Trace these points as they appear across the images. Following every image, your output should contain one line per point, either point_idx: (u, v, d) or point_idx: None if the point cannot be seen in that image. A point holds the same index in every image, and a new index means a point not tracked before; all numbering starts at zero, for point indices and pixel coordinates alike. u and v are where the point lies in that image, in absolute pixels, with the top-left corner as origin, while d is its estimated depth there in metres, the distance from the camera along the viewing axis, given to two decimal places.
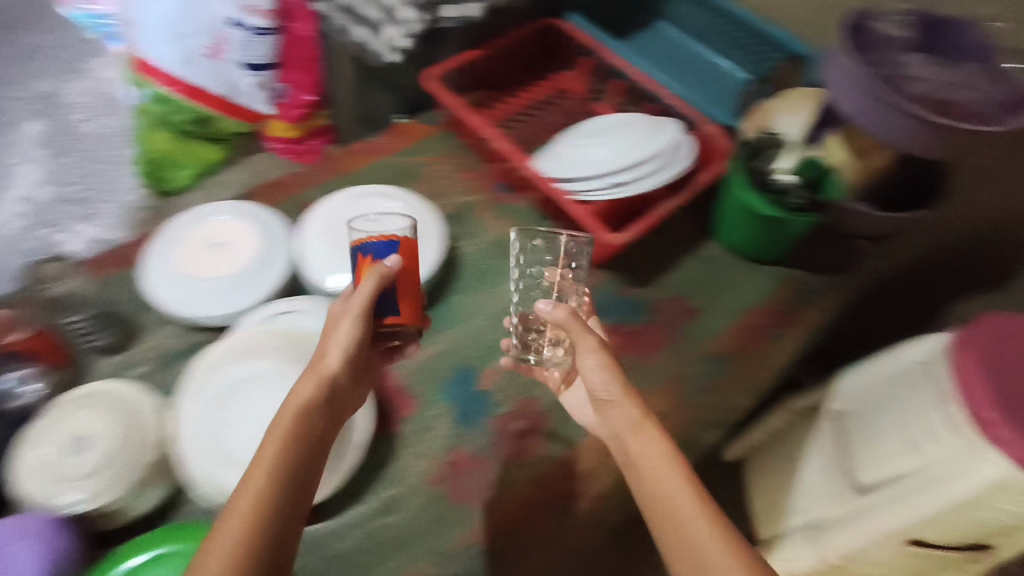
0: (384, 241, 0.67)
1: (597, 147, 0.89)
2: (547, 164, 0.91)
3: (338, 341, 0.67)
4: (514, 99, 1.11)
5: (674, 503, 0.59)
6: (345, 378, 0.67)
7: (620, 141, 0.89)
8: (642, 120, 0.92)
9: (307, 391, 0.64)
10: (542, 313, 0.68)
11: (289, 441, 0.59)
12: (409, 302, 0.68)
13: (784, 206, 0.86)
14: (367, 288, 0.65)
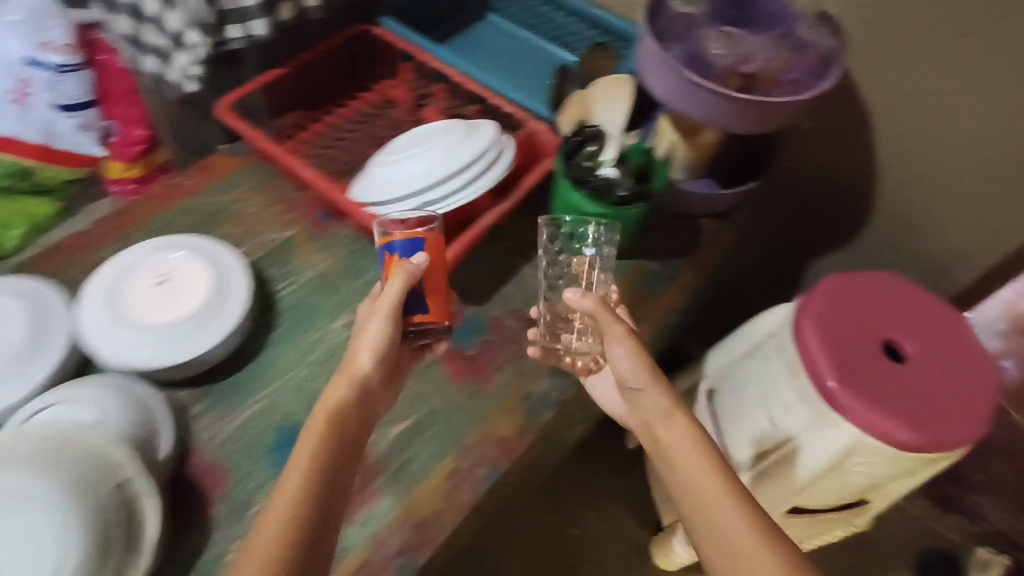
0: (409, 241, 0.67)
1: (413, 163, 0.83)
2: (362, 188, 0.84)
3: (367, 345, 0.67)
4: (335, 114, 1.03)
5: (700, 485, 0.61)
6: (376, 377, 0.68)
7: (436, 153, 0.83)
8: (458, 125, 0.86)
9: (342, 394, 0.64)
10: (413, 304, 0.68)
11: (322, 444, 0.59)
12: (438, 300, 0.69)
13: (613, 197, 0.81)
14: (394, 287, 0.66)
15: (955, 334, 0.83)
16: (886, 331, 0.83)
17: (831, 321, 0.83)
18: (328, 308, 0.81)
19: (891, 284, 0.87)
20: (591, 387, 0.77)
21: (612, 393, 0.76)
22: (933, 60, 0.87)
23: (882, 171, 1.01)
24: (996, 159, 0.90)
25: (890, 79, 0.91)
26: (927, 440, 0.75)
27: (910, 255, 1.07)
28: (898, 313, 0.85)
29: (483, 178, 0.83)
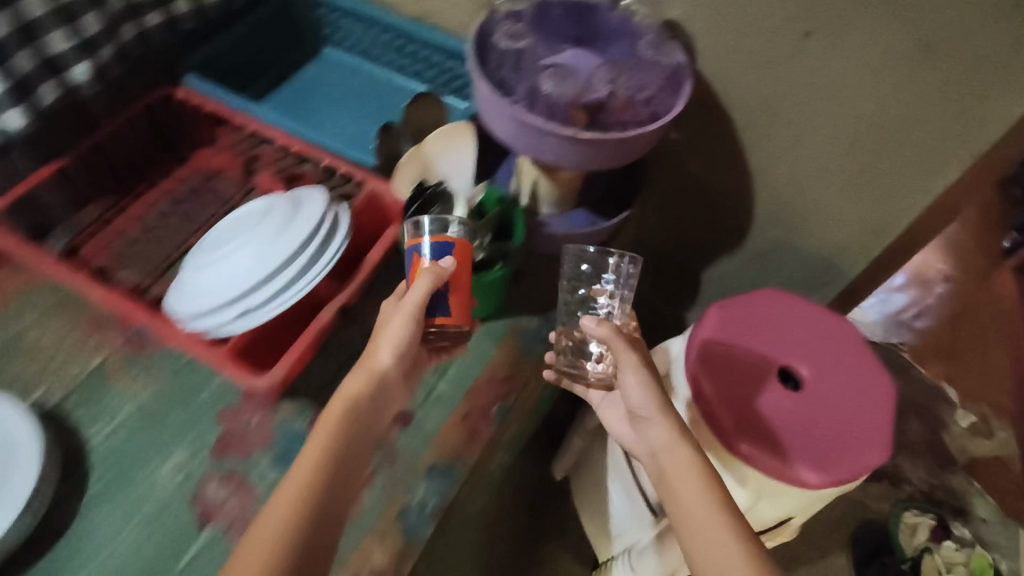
0: (437, 243, 0.65)
1: (236, 260, 0.71)
2: (174, 299, 0.71)
3: (389, 340, 0.65)
4: (147, 195, 0.88)
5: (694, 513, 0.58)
6: (394, 373, 0.66)
7: (258, 239, 0.72)
8: (266, 205, 0.77)
9: (363, 392, 0.63)
10: (437, 307, 0.66)
11: (330, 438, 0.59)
12: (462, 304, 0.67)
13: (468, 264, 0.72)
14: (421, 287, 0.63)
15: (849, 348, 0.80)
16: (778, 358, 0.79)
17: (718, 357, 0.79)
18: (154, 447, 0.69)
19: (780, 302, 0.84)
20: (602, 410, 0.76)
21: (622, 419, 0.74)
22: (785, 61, 0.81)
23: (753, 175, 0.96)
24: (861, 155, 0.85)
25: (748, 84, 0.85)
26: (829, 477, 0.71)
27: (794, 256, 1.04)
28: (789, 335, 0.81)
29: (317, 261, 0.72)
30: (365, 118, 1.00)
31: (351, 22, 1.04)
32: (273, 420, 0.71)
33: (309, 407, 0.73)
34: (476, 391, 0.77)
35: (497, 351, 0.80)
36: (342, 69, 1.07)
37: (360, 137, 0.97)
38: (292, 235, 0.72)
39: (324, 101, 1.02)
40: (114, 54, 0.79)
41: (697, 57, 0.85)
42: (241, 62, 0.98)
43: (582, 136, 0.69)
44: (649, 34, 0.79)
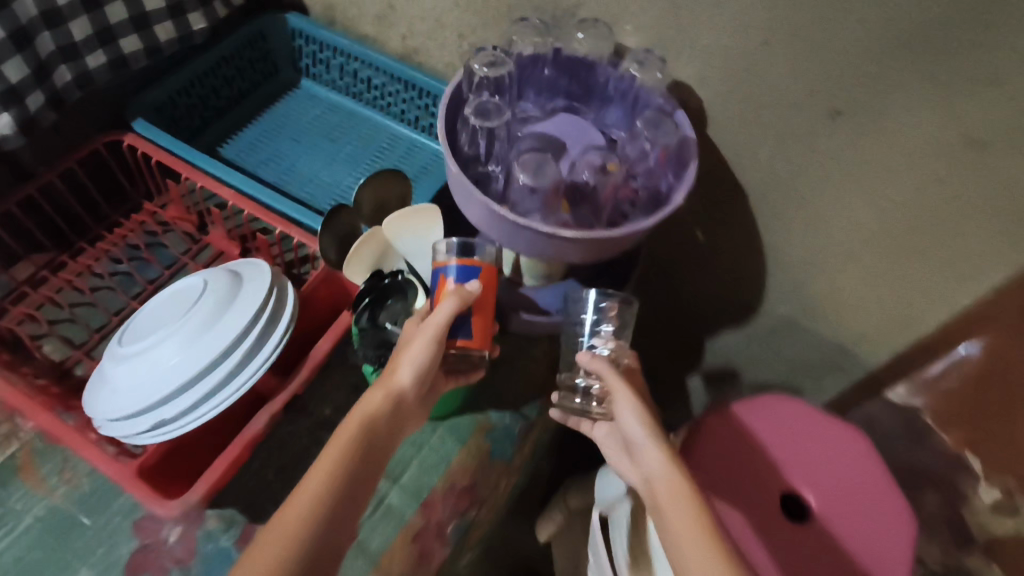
0: (464, 265, 0.59)
1: (165, 355, 0.62)
2: (90, 396, 0.62)
3: (410, 355, 0.57)
4: (87, 250, 0.78)
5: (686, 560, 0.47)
6: (414, 394, 0.57)
7: (189, 327, 0.63)
8: (201, 282, 0.68)
9: (384, 408, 0.55)
10: (460, 329, 0.59)
11: (336, 469, 0.50)
12: (484, 326, 0.61)
13: None
14: (446, 310, 0.57)
15: (871, 487, 0.71)
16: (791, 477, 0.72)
17: (726, 462, 0.73)
18: (62, 558, 0.63)
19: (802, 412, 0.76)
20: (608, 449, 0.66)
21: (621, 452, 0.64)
22: (809, 138, 0.69)
23: (766, 252, 0.84)
24: (890, 246, 0.74)
25: (765, 157, 0.74)
26: None
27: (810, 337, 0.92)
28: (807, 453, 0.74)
29: (254, 356, 0.63)
30: (335, 165, 0.91)
31: (330, 57, 0.94)
32: (198, 532, 0.64)
33: (241, 518, 0.66)
34: (430, 504, 0.68)
35: (458, 455, 0.71)
36: (317, 107, 0.97)
37: (327, 189, 0.88)
38: (228, 321, 0.63)
39: (292, 143, 0.92)
40: (45, 102, 0.70)
41: (708, 124, 0.74)
42: (203, 100, 0.89)
43: (562, 232, 0.59)
44: (654, 101, 0.68)
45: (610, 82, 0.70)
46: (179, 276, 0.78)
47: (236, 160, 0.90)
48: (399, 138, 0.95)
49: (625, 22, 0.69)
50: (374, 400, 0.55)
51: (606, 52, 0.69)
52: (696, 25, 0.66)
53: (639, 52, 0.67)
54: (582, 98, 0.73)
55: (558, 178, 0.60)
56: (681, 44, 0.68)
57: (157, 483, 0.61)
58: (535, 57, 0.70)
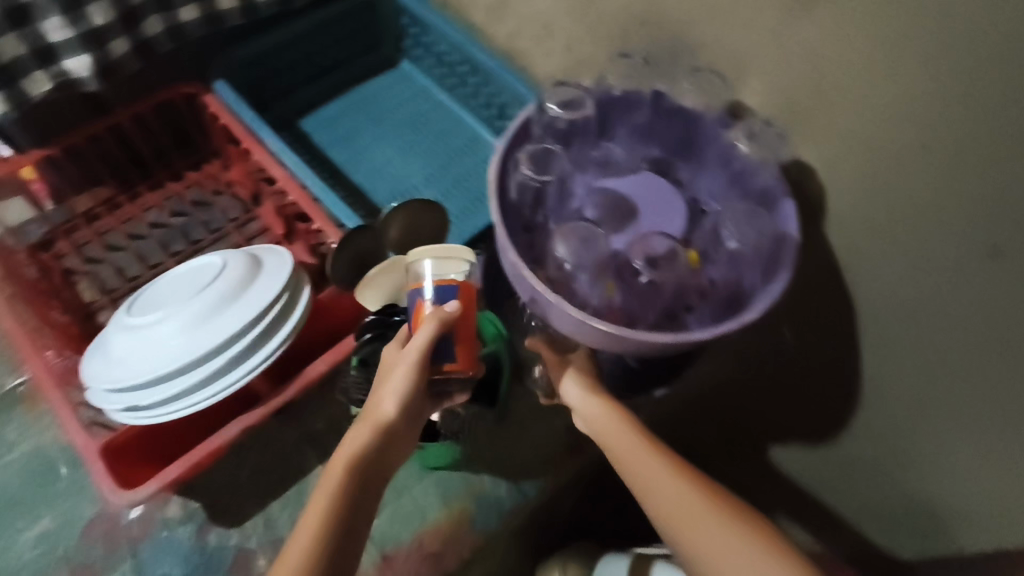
0: (439, 286, 0.49)
1: (162, 334, 0.58)
2: (88, 352, 0.61)
3: (389, 389, 0.48)
4: (145, 196, 0.79)
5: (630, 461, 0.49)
6: (404, 424, 0.49)
7: (191, 309, 0.59)
8: (211, 261, 0.65)
9: (367, 451, 0.47)
10: (444, 354, 0.49)
11: (313, 541, 0.44)
12: (472, 345, 0.50)
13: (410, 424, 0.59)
14: (423, 340, 0.47)
15: None
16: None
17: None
18: (32, 501, 0.63)
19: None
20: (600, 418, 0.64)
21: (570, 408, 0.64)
22: (948, 275, 0.53)
23: (863, 381, 0.66)
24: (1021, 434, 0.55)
25: (888, 278, 0.57)
26: None
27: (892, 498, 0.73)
28: None
29: (241, 364, 0.58)
30: (408, 159, 0.84)
31: (433, 43, 0.87)
32: (157, 516, 0.62)
33: (201, 514, 0.63)
34: (389, 562, 0.61)
35: (437, 515, 0.63)
36: (409, 91, 0.91)
37: (391, 184, 0.82)
38: (230, 313, 0.59)
39: (371, 126, 0.87)
40: (129, 47, 0.68)
41: (826, 219, 0.59)
42: (294, 64, 0.85)
43: (592, 322, 0.50)
44: (761, 183, 0.55)
45: (717, 143, 0.57)
46: (219, 244, 0.78)
47: (313, 133, 0.87)
48: (482, 143, 0.86)
49: (751, 75, 0.55)
50: (353, 445, 0.47)
51: (717, 108, 0.57)
52: (840, 100, 0.51)
53: (756, 121, 0.55)
54: (680, 153, 0.61)
55: (606, 256, 0.53)
56: (813, 119, 0.54)
57: (121, 464, 0.58)
58: (629, 98, 0.59)
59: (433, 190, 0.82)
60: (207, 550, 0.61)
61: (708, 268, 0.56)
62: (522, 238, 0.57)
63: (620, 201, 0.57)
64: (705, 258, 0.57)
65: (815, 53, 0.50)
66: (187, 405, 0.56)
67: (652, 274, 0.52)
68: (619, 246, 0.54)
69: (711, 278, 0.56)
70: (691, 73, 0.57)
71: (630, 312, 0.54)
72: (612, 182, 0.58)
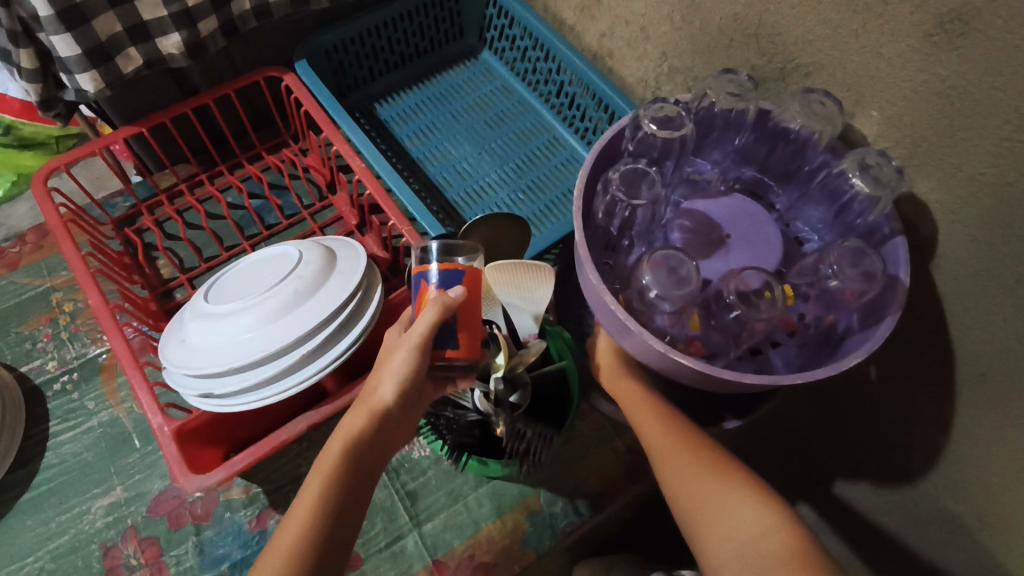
0: (444, 268, 0.46)
1: (236, 325, 0.58)
2: (166, 335, 0.62)
3: (390, 372, 0.46)
4: (224, 176, 0.79)
5: (615, 378, 0.57)
6: (401, 408, 0.47)
7: (264, 303, 0.59)
8: (252, 260, 0.67)
9: (365, 432, 0.46)
10: (446, 340, 0.46)
11: (309, 520, 0.43)
12: (476, 331, 0.47)
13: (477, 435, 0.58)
14: (425, 322, 0.44)
15: None
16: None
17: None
18: (105, 471, 0.65)
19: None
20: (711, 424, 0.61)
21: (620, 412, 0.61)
22: None
23: (952, 445, 0.58)
24: None
25: (1009, 335, 0.49)
26: None
27: None
28: None
29: (312, 361, 0.58)
30: (484, 155, 0.82)
31: (517, 36, 0.84)
32: (221, 496, 0.64)
33: (262, 499, 0.64)
34: (441, 567, 0.61)
35: (489, 525, 0.63)
36: (489, 84, 0.89)
37: (465, 179, 0.81)
38: (304, 310, 0.59)
39: (449, 118, 0.86)
40: (217, 28, 0.68)
41: (936, 260, 0.53)
42: (376, 51, 0.84)
43: (676, 355, 0.47)
44: (868, 219, 0.51)
45: (822, 171, 0.54)
46: (295, 231, 0.79)
47: (390, 122, 0.85)
48: (561, 144, 0.84)
49: (872, 104, 0.51)
50: (350, 428, 0.46)
51: (829, 133, 0.50)
52: (975, 142, 0.45)
53: (872, 151, 0.48)
54: (779, 177, 0.58)
55: (695, 290, 0.48)
56: (939, 156, 0.48)
57: (191, 447, 0.60)
58: (730, 117, 0.55)
59: (507, 189, 0.80)
60: (266, 535, 0.63)
61: (798, 303, 0.54)
62: (603, 257, 0.56)
63: (710, 228, 0.54)
64: (797, 292, 0.54)
65: (951, 87, 0.44)
66: (258, 396, 0.57)
67: (743, 310, 0.48)
68: (713, 275, 0.52)
69: (801, 313, 0.54)
70: (801, 94, 0.50)
71: (714, 345, 0.52)
72: (701, 205, 0.55)
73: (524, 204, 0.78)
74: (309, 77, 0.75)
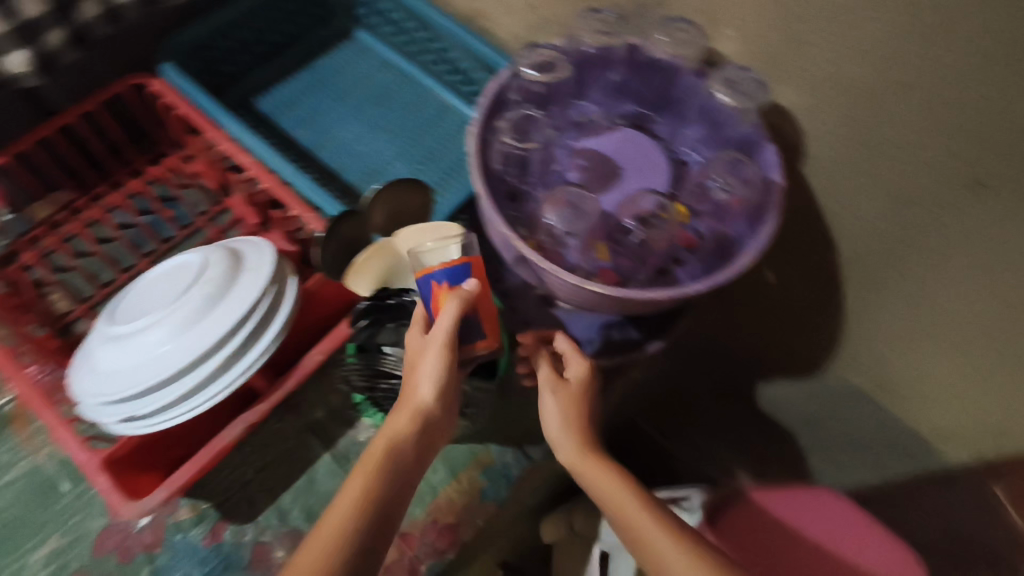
0: (455, 266, 0.50)
1: (150, 340, 0.56)
2: (74, 367, 0.59)
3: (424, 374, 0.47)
4: (106, 196, 0.75)
5: (589, 475, 0.48)
6: (439, 411, 0.48)
7: (176, 313, 0.57)
8: (162, 269, 0.64)
9: (405, 439, 0.46)
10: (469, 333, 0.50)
11: (348, 519, 0.42)
12: (492, 318, 0.52)
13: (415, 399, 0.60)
14: (449, 318, 0.47)
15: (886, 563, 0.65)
16: (840, 574, 0.66)
17: (737, 535, 0.70)
18: (36, 521, 0.62)
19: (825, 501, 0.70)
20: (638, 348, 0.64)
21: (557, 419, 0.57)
22: (920, 214, 0.53)
23: (847, 317, 0.66)
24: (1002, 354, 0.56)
25: (873, 214, 0.55)
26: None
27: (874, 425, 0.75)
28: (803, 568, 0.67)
29: (237, 362, 0.57)
30: (376, 134, 0.82)
31: (389, 10, 0.84)
32: (168, 521, 0.62)
33: (212, 514, 0.63)
34: (406, 538, 0.62)
35: (446, 488, 0.65)
36: (369, 63, 0.88)
37: (361, 161, 0.80)
38: (218, 312, 0.57)
39: (334, 102, 0.84)
40: (66, 40, 0.64)
41: (806, 161, 0.57)
42: (247, 44, 0.82)
43: (588, 285, 0.49)
44: (740, 131, 0.54)
45: (694, 94, 0.57)
46: (195, 240, 0.76)
47: (274, 114, 0.83)
48: (450, 111, 0.84)
49: (725, 24, 0.54)
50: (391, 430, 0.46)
51: (693, 58, 0.55)
52: (819, 42, 0.49)
53: (732, 68, 0.53)
54: (657, 106, 0.61)
55: (597, 221, 0.53)
56: (789, 62, 0.52)
57: (126, 475, 0.58)
58: (602, 55, 0.58)
59: (406, 163, 0.80)
60: (224, 548, 0.61)
61: (694, 220, 0.56)
62: (509, 208, 0.56)
63: (605, 163, 0.57)
64: (691, 211, 0.57)
65: None
66: (188, 409, 0.55)
67: (642, 231, 0.53)
68: (609, 206, 0.55)
69: (698, 230, 0.56)
70: (664, 23, 0.56)
71: (624, 271, 0.54)
72: (591, 143, 0.58)
73: (426, 175, 0.78)
74: (179, 78, 0.72)
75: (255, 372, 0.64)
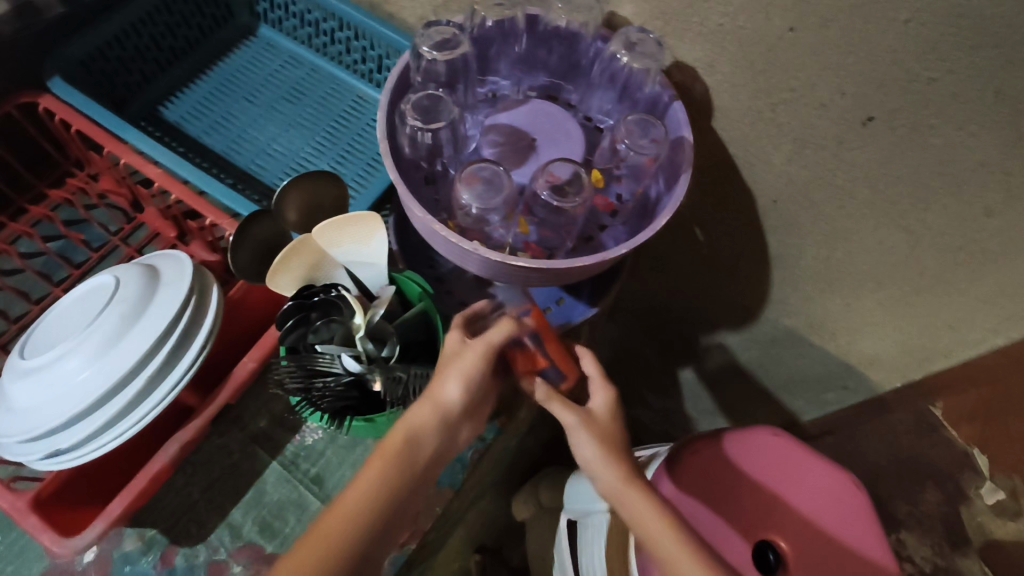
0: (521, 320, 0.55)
1: (65, 370, 0.54)
2: None
3: (456, 372, 0.48)
4: (7, 227, 0.71)
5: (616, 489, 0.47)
6: (460, 410, 0.48)
7: (90, 338, 0.54)
8: (83, 289, 0.61)
9: (426, 431, 0.46)
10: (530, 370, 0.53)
11: (364, 502, 0.42)
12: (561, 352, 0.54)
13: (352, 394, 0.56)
14: (501, 333, 0.50)
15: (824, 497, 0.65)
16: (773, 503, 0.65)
17: (710, 488, 0.66)
18: None
19: (784, 447, 0.67)
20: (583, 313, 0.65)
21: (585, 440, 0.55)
22: (826, 155, 0.54)
23: (773, 263, 0.68)
24: (914, 276, 0.60)
25: (783, 159, 0.57)
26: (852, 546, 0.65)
27: (812, 364, 0.78)
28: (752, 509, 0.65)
29: (162, 382, 0.55)
30: (292, 133, 0.80)
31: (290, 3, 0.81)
32: (114, 554, 0.59)
33: (161, 540, 0.61)
34: None
35: None
36: (278, 60, 0.85)
37: (280, 161, 0.78)
38: (135, 332, 0.55)
39: (244, 104, 0.81)
40: None
41: (714, 115, 0.58)
42: (141, 52, 0.78)
43: (511, 260, 0.49)
44: (647, 91, 0.55)
45: (598, 59, 0.57)
46: (110, 261, 0.72)
47: (183, 122, 0.80)
48: (366, 102, 0.83)
49: None
50: (413, 418, 0.46)
51: (592, 23, 0.55)
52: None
53: (632, 30, 0.52)
54: (566, 75, 0.60)
55: (511, 193, 0.51)
56: (685, 19, 0.53)
57: (58, 512, 0.55)
58: (504, 28, 0.57)
59: (326, 159, 0.78)
60: (177, 572, 0.60)
61: (613, 184, 0.57)
62: (429, 192, 0.58)
63: (518, 136, 0.57)
64: (608, 176, 0.57)
65: None
66: (114, 437, 0.53)
67: (558, 202, 0.51)
68: (523, 178, 0.55)
69: (619, 194, 0.57)
70: None
71: (547, 241, 0.55)
72: (503, 117, 0.57)
73: (348, 169, 0.77)
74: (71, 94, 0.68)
75: (187, 390, 0.62)
